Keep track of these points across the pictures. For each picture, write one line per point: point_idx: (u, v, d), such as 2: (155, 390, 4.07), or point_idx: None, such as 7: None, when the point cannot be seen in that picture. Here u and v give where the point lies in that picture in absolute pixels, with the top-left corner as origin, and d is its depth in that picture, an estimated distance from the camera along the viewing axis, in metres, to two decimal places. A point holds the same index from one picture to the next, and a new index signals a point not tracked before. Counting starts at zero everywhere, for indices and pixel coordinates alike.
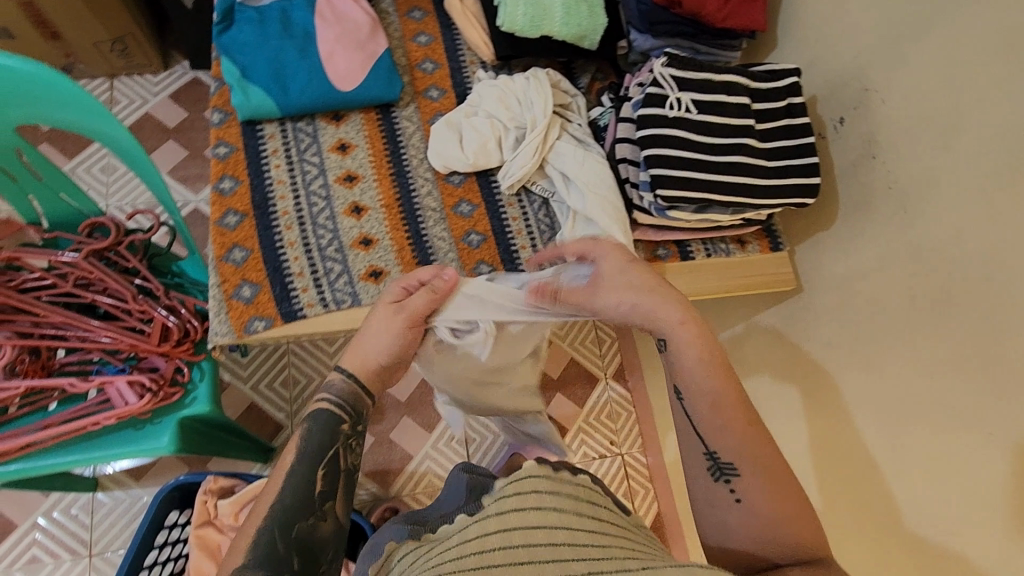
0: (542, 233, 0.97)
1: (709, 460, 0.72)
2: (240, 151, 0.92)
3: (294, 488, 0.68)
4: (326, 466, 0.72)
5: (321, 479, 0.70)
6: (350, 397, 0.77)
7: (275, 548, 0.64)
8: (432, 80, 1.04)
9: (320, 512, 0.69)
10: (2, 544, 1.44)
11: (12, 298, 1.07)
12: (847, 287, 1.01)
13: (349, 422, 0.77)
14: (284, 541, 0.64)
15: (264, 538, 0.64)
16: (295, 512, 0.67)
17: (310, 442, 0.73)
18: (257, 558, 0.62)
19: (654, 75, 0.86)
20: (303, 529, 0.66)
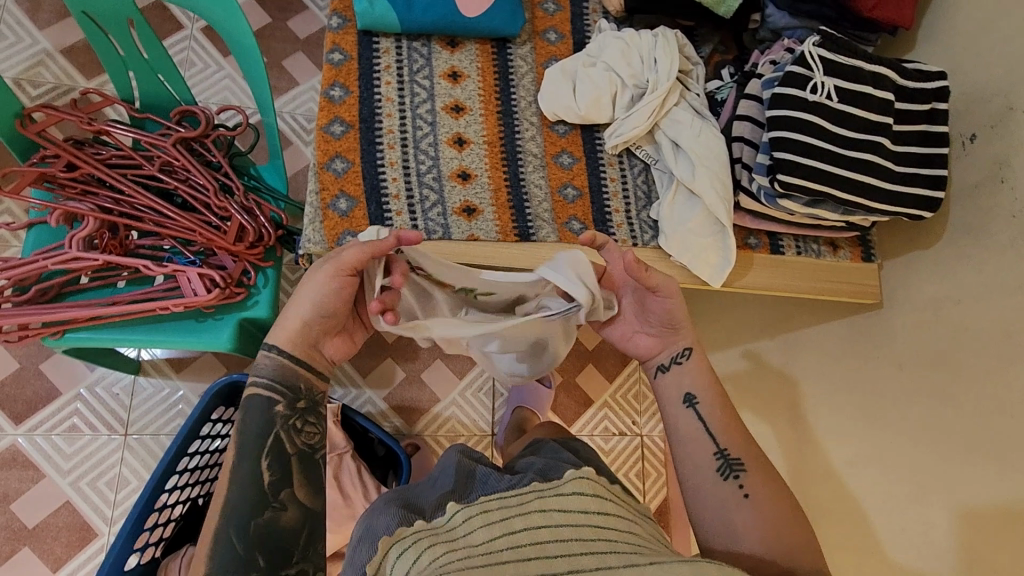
0: (637, 200, 0.95)
1: (720, 458, 0.75)
2: (354, 60, 0.91)
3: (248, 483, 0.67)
4: (271, 456, 0.69)
5: (269, 468, 0.68)
6: (280, 375, 0.72)
7: (234, 548, 0.64)
8: (551, 22, 1.00)
9: (277, 502, 0.67)
10: (45, 409, 1.49)
11: (98, 170, 1.07)
12: (937, 312, 0.97)
13: (287, 403, 0.72)
14: (241, 543, 0.64)
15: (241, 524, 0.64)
16: (248, 510, 0.66)
17: (249, 436, 0.70)
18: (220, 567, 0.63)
19: (801, 53, 0.82)
20: (261, 524, 0.66)
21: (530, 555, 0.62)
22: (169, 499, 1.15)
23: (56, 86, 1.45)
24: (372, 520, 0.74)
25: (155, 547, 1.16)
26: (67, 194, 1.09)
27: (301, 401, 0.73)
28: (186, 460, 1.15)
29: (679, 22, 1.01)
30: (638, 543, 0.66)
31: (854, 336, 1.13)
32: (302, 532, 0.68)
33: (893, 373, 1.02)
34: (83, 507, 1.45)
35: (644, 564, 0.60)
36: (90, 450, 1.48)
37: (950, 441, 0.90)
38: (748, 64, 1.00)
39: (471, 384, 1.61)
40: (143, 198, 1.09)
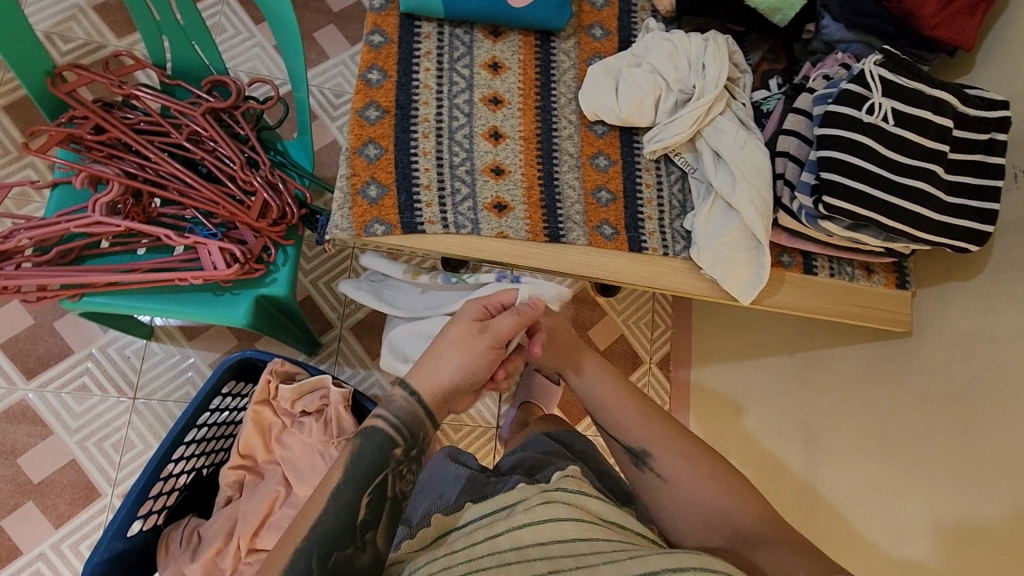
0: (672, 209, 0.92)
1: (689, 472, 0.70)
2: (394, 43, 0.89)
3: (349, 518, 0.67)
4: (371, 494, 0.65)
5: (367, 504, 0.64)
6: (410, 419, 0.69)
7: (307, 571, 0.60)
8: (598, 17, 0.97)
9: (360, 540, 0.63)
10: (57, 366, 1.50)
11: (126, 135, 1.06)
12: (972, 348, 0.95)
13: (403, 447, 0.68)
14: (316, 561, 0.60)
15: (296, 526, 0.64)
16: (333, 542, 0.62)
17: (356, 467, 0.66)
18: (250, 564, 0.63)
19: (861, 71, 0.78)
20: (341, 557, 0.61)
21: (511, 559, 0.61)
22: (176, 468, 1.15)
23: (85, 43, 1.43)
24: None
25: (158, 515, 1.16)
26: (93, 156, 1.07)
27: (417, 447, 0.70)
28: (194, 432, 1.15)
29: (730, 26, 0.97)
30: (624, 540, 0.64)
31: (879, 364, 1.10)
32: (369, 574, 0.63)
33: (918, 405, 1.00)
34: (89, 467, 1.46)
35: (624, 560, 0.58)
36: (99, 410, 1.49)
37: (974, 480, 0.88)
38: (797, 75, 0.97)
39: None
40: (168, 167, 1.08)
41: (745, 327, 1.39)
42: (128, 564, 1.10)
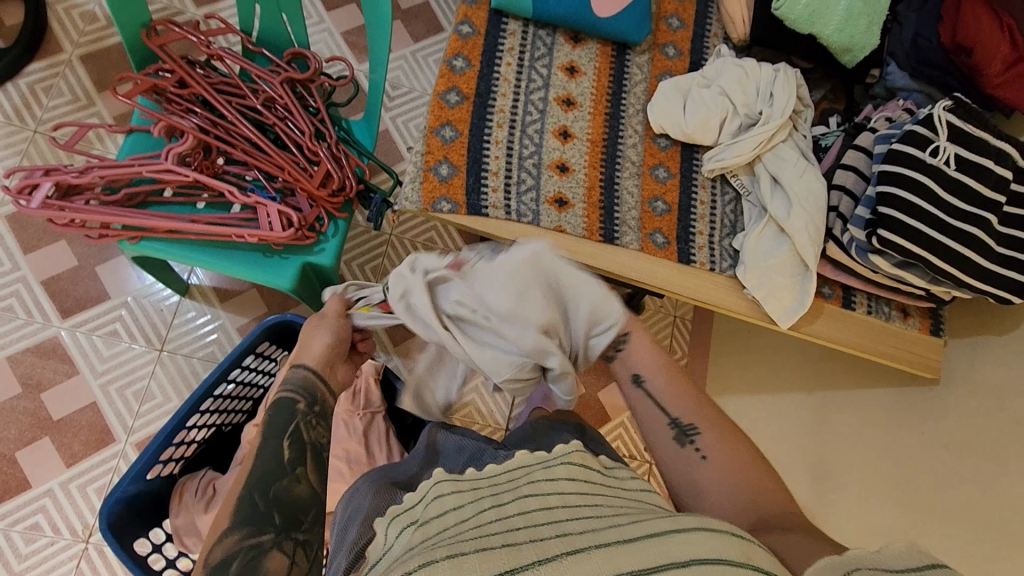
0: (723, 227, 0.95)
1: (675, 427, 0.72)
2: (480, 36, 0.94)
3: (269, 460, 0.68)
4: (293, 441, 0.71)
5: (290, 447, 0.70)
6: (308, 384, 0.77)
7: (255, 505, 0.64)
8: (673, 37, 1.01)
9: (294, 475, 0.68)
10: (90, 310, 1.52)
11: (208, 92, 1.12)
12: (1003, 400, 0.97)
13: (306, 402, 0.75)
14: (263, 501, 0.64)
15: (248, 499, 0.64)
16: (272, 476, 0.66)
17: (277, 422, 0.72)
18: (239, 518, 0.63)
19: (929, 116, 0.82)
20: (281, 488, 0.66)
21: (516, 526, 0.56)
22: (199, 421, 1.16)
23: (165, 7, 1.47)
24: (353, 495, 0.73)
25: (175, 464, 1.18)
26: (172, 108, 1.12)
27: (317, 404, 0.76)
28: (223, 386, 1.16)
29: (796, 62, 1.01)
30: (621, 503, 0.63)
31: (903, 411, 1.11)
32: (314, 510, 0.66)
33: (940, 454, 1.01)
34: (107, 411, 1.47)
35: (624, 521, 0.55)
36: (125, 358, 1.50)
37: (993, 529, 0.89)
38: (857, 116, 1.00)
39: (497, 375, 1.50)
40: (241, 127, 1.12)
41: (768, 360, 1.39)
42: (142, 508, 1.11)
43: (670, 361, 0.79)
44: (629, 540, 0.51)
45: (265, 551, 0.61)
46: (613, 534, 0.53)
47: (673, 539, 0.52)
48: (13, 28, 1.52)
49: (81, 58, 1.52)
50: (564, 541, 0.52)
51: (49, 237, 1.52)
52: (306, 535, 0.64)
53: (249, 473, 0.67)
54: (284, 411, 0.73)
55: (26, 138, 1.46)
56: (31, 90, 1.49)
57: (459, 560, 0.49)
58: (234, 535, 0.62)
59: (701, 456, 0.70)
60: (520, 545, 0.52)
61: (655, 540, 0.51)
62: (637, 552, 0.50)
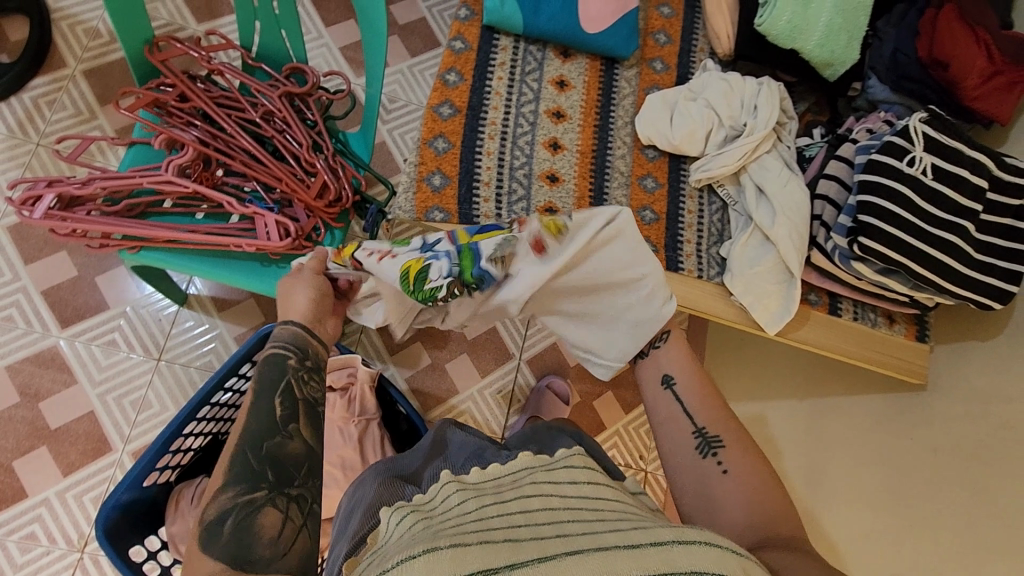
0: (710, 236, 0.97)
1: (698, 436, 0.71)
2: (472, 51, 0.97)
3: (261, 418, 0.70)
4: (283, 394, 0.73)
5: (280, 404, 0.72)
6: (297, 339, 0.79)
7: (249, 462, 0.66)
8: (660, 52, 1.05)
9: (286, 431, 0.70)
10: (89, 319, 1.53)
11: (208, 105, 1.14)
12: (988, 406, 0.98)
13: (296, 356, 0.77)
14: (255, 456, 0.66)
15: (239, 454, 0.67)
16: (263, 432, 0.69)
17: (266, 382, 0.73)
18: (234, 476, 0.65)
19: (906, 127, 0.85)
20: (273, 445, 0.68)
21: (518, 522, 0.56)
22: (196, 428, 1.17)
23: (167, 24, 1.51)
24: (357, 488, 0.75)
25: (171, 472, 1.19)
26: (173, 121, 1.15)
27: (309, 360, 0.78)
28: (220, 394, 1.17)
29: (780, 75, 1.04)
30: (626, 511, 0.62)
31: (892, 417, 1.13)
32: (304, 462, 0.69)
33: (928, 459, 1.02)
34: (104, 420, 1.48)
35: (628, 528, 0.55)
36: (124, 367, 1.52)
37: (981, 533, 0.90)
38: (840, 128, 1.03)
39: (492, 383, 1.51)
40: (240, 139, 1.15)
41: (760, 368, 1.41)
42: (137, 515, 1.12)
43: (658, 366, 0.80)
44: (633, 546, 0.50)
45: (257, 509, 0.63)
46: (615, 540, 0.52)
47: (675, 548, 0.50)
48: (17, 43, 1.55)
49: (84, 73, 1.56)
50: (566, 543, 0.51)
51: (50, 247, 1.54)
52: (299, 489, 0.66)
53: (243, 432, 0.69)
54: (278, 366, 0.75)
55: (29, 151, 1.49)
56: (34, 104, 1.52)
57: (459, 552, 0.49)
58: (229, 491, 0.64)
59: (722, 470, 0.68)
60: (522, 543, 0.52)
61: (657, 547, 0.50)
62: (638, 558, 0.49)
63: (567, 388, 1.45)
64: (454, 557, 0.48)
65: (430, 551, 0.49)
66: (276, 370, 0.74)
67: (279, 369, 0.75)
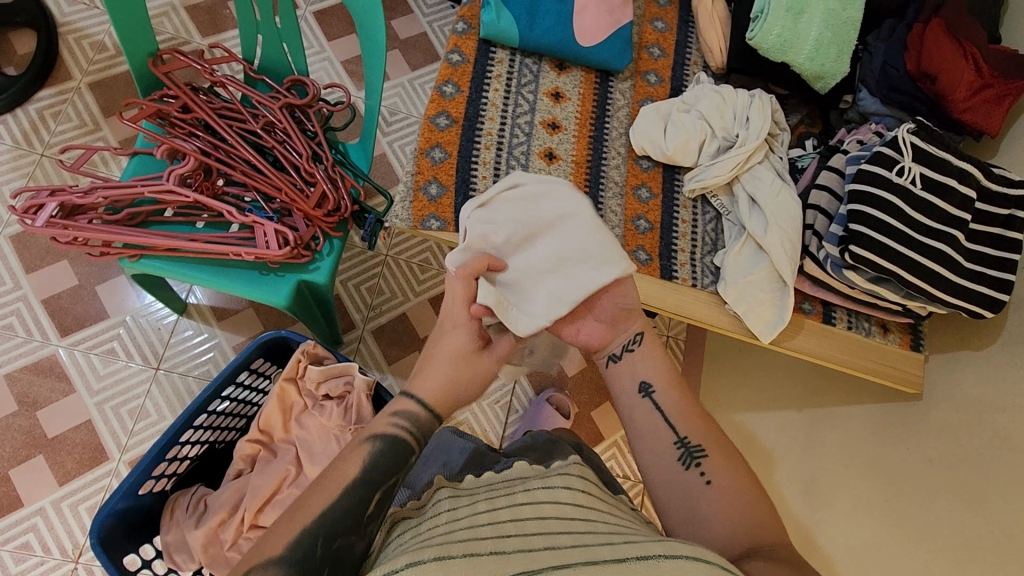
0: (704, 245, 0.98)
1: (680, 447, 0.71)
2: (469, 64, 0.99)
3: (350, 507, 0.63)
4: (381, 491, 0.65)
5: (377, 501, 0.64)
6: (424, 430, 0.70)
7: (311, 551, 0.59)
8: (654, 65, 1.07)
9: (364, 530, 0.63)
10: (89, 328, 1.53)
11: (210, 116, 1.16)
12: (983, 415, 0.98)
13: (417, 453, 0.69)
14: (320, 550, 0.59)
15: (305, 538, 0.59)
16: (342, 526, 0.61)
17: (373, 468, 0.65)
18: (289, 558, 0.58)
19: (894, 137, 0.87)
20: (341, 543, 0.61)
21: (508, 532, 0.58)
22: (193, 436, 1.18)
23: (172, 38, 1.54)
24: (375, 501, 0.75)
25: (167, 480, 1.19)
26: (175, 131, 1.17)
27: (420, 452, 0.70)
28: (218, 402, 1.18)
29: (772, 88, 1.06)
30: (619, 522, 0.63)
31: (888, 426, 1.13)
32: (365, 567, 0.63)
33: (923, 470, 1.02)
34: (102, 429, 1.48)
35: (618, 541, 0.55)
36: (123, 376, 1.52)
37: (975, 544, 0.90)
38: (833, 139, 1.05)
39: (491, 394, 1.51)
40: (241, 150, 1.17)
41: (758, 379, 1.41)
42: (132, 523, 1.12)
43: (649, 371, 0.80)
44: (619, 561, 0.51)
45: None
46: (605, 553, 0.52)
47: (663, 564, 0.50)
48: (24, 56, 1.58)
49: (89, 85, 1.58)
50: (550, 556, 0.52)
51: (51, 257, 1.55)
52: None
53: (317, 511, 0.61)
54: (392, 457, 0.67)
55: (33, 161, 1.51)
56: (39, 115, 1.54)
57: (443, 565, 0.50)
58: (277, 570, 0.57)
59: (705, 482, 0.68)
60: (509, 555, 0.53)
61: (643, 562, 0.50)
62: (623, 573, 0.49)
63: (567, 401, 1.46)
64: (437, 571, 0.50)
65: (415, 562, 0.52)
66: (395, 464, 0.67)
67: (398, 459, 0.67)
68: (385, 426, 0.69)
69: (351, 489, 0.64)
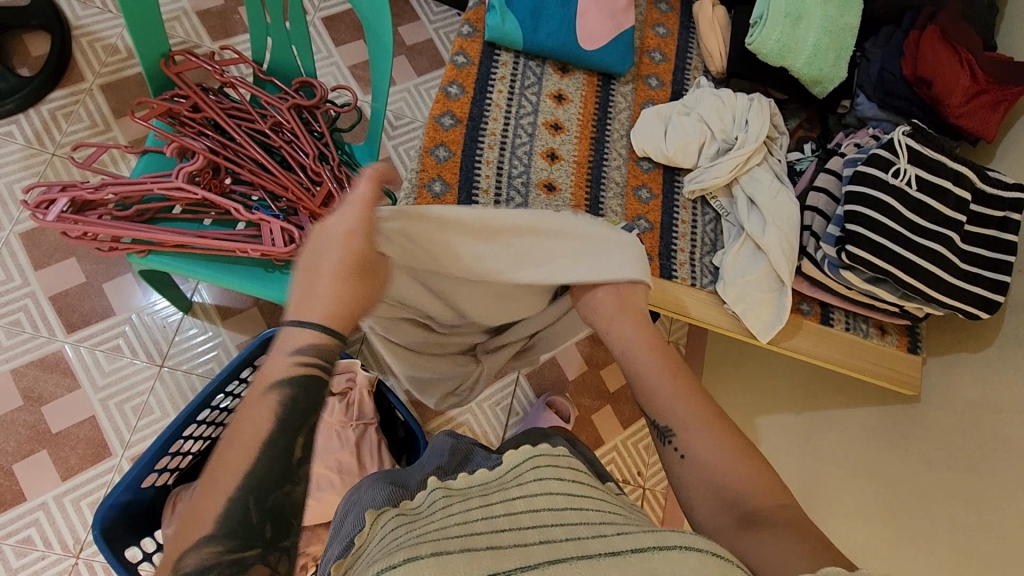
0: (703, 245, 1.00)
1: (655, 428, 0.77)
2: (474, 65, 1.01)
3: (277, 457, 0.59)
4: (304, 434, 0.62)
5: (301, 445, 0.61)
6: (325, 352, 0.65)
7: (247, 514, 0.57)
8: (655, 69, 1.09)
9: (296, 477, 0.61)
10: (94, 326, 1.54)
11: (219, 116, 1.19)
12: (979, 416, 0.99)
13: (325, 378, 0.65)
14: (257, 510, 0.57)
15: (237, 505, 0.57)
16: (271, 483, 0.59)
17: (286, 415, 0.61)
18: (226, 528, 0.56)
19: (890, 139, 0.89)
20: (279, 497, 0.59)
21: (502, 527, 0.56)
22: (195, 432, 1.19)
23: (183, 41, 1.57)
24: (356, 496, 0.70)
25: (169, 475, 1.19)
26: (184, 130, 1.19)
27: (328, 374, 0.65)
28: (220, 398, 1.19)
29: (771, 93, 1.08)
30: (610, 512, 0.62)
31: (885, 428, 1.14)
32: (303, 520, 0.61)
33: (920, 472, 1.03)
34: (105, 425, 1.49)
35: (610, 533, 0.55)
36: (126, 373, 1.53)
37: (968, 544, 0.90)
38: (830, 143, 1.07)
39: (492, 396, 1.51)
40: (249, 149, 1.19)
41: (758, 383, 1.42)
42: (134, 517, 1.13)
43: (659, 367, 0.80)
44: (613, 555, 0.50)
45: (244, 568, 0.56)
46: (599, 547, 0.52)
47: (655, 558, 0.50)
48: (39, 58, 1.61)
49: (101, 87, 1.61)
50: (548, 551, 0.51)
51: (60, 253, 1.55)
52: (291, 541, 0.59)
53: (248, 473, 0.58)
54: (307, 395, 0.63)
55: (45, 160, 1.54)
56: (51, 116, 1.57)
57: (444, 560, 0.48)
58: (216, 546, 0.55)
59: (682, 457, 0.72)
60: (506, 549, 0.52)
61: (638, 555, 0.50)
62: (621, 567, 0.49)
63: (568, 404, 1.47)
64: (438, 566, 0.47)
65: (412, 559, 0.48)
66: (311, 397, 0.63)
67: (313, 390, 0.64)
68: (292, 368, 0.63)
69: (273, 438, 0.60)
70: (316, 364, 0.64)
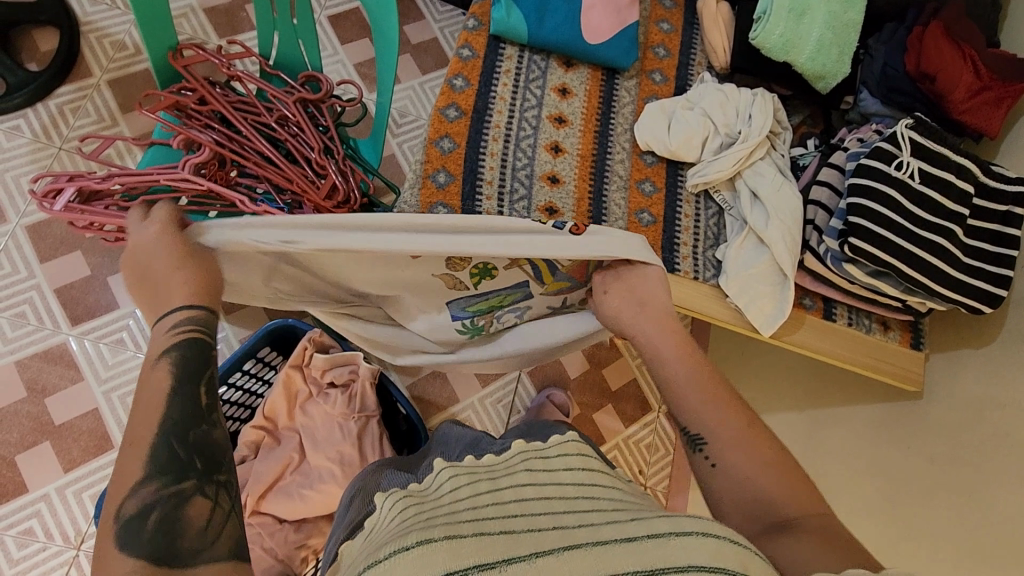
0: (706, 239, 1.00)
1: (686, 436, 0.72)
2: (479, 58, 1.02)
3: (184, 404, 0.59)
4: (205, 382, 0.62)
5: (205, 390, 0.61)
6: (199, 317, 0.66)
7: (175, 453, 0.55)
8: (659, 65, 1.09)
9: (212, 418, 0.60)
10: (97, 319, 1.53)
11: (226, 109, 1.20)
12: (982, 411, 0.98)
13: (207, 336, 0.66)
14: (181, 444, 0.56)
15: (161, 445, 0.55)
16: (188, 420, 0.58)
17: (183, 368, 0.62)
18: (152, 468, 0.54)
19: (892, 133, 0.90)
20: (200, 433, 0.58)
21: (514, 512, 0.55)
22: None
23: (190, 38, 1.58)
24: (364, 483, 0.71)
25: None
26: (191, 122, 1.20)
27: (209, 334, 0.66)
28: (224, 389, 1.19)
29: (775, 88, 1.08)
30: (622, 500, 0.61)
31: (889, 424, 1.13)
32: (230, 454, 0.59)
33: (924, 468, 1.02)
34: (108, 418, 1.49)
35: (624, 519, 0.52)
36: (129, 366, 1.52)
37: (972, 541, 0.90)
38: (833, 139, 1.07)
39: (494, 393, 1.51)
40: (255, 142, 1.20)
41: (760, 381, 1.42)
42: None
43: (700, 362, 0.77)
44: (630, 540, 0.48)
45: (183, 501, 0.52)
46: (614, 532, 0.49)
47: (673, 543, 0.48)
48: (47, 53, 1.62)
49: (109, 82, 1.62)
50: (562, 535, 0.49)
51: (65, 247, 1.55)
52: (227, 475, 0.57)
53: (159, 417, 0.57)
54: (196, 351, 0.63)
55: (52, 154, 1.55)
56: (59, 110, 1.58)
57: (456, 541, 0.46)
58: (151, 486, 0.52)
59: (741, 466, 0.66)
60: (518, 534, 0.50)
61: (654, 541, 0.48)
62: (638, 553, 0.47)
63: (570, 402, 1.47)
64: (450, 547, 0.45)
65: (424, 542, 0.46)
66: (200, 359, 0.63)
67: (197, 351, 0.64)
68: (169, 338, 0.64)
69: (175, 391, 0.59)
70: (192, 330, 0.65)
